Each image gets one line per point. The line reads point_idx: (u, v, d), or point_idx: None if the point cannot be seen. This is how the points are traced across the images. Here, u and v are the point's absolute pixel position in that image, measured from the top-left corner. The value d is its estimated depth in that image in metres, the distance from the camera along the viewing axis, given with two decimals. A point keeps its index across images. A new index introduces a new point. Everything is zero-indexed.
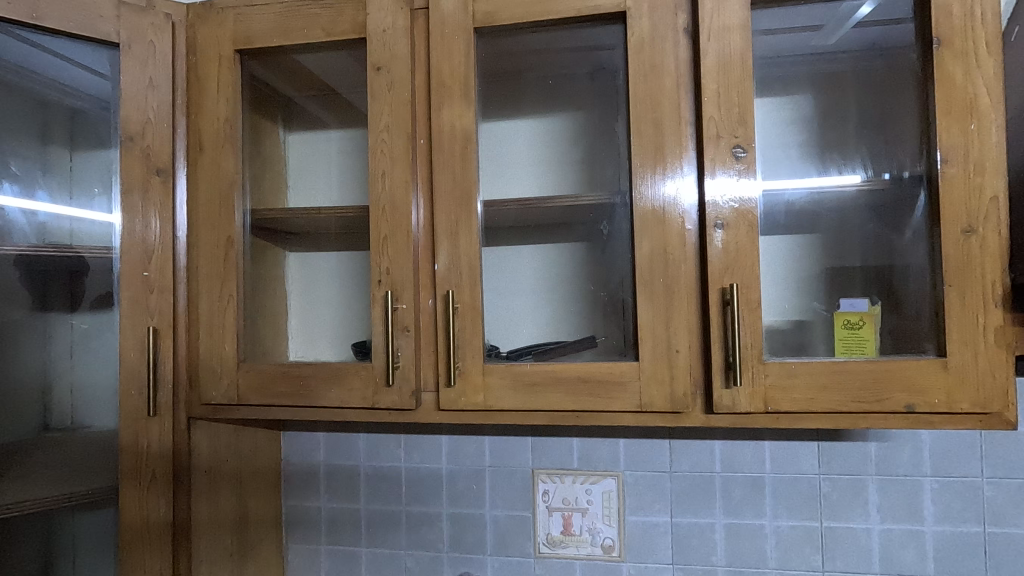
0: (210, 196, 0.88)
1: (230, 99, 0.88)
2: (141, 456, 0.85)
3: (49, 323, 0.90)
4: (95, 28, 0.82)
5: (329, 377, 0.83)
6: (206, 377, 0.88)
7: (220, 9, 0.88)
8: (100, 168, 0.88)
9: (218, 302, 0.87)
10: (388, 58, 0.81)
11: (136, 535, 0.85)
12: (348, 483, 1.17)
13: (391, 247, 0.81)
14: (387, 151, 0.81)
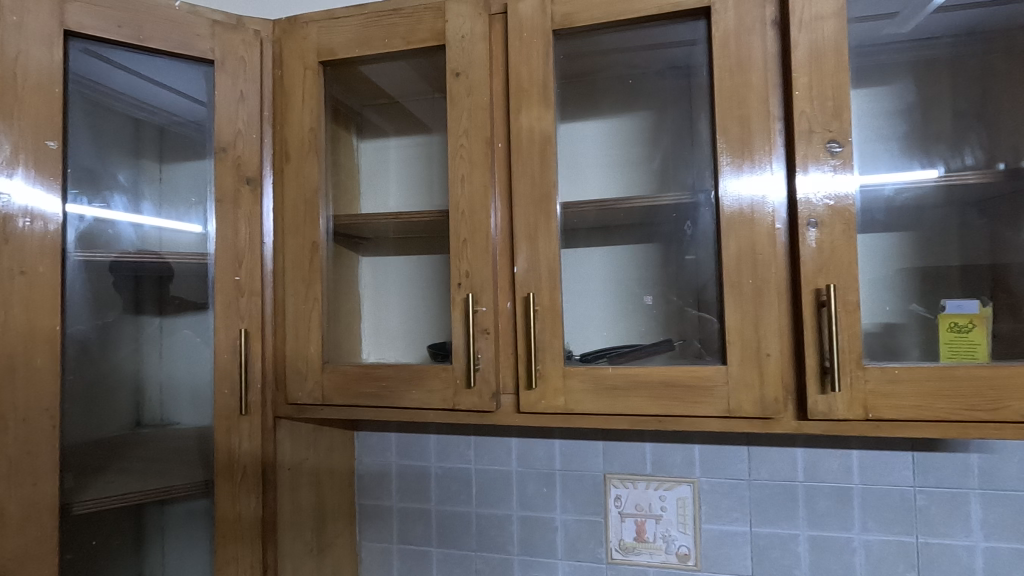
0: (296, 203, 0.91)
1: (315, 109, 0.91)
2: (234, 453, 0.89)
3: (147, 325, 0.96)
4: (192, 46, 0.87)
5: (410, 378, 0.85)
6: (292, 378, 0.91)
7: (304, 23, 0.92)
8: (195, 179, 0.94)
9: (303, 305, 0.91)
10: (467, 64, 0.83)
11: (230, 528, 0.89)
12: (419, 483, 1.19)
13: (470, 250, 0.82)
14: (466, 156, 0.82)
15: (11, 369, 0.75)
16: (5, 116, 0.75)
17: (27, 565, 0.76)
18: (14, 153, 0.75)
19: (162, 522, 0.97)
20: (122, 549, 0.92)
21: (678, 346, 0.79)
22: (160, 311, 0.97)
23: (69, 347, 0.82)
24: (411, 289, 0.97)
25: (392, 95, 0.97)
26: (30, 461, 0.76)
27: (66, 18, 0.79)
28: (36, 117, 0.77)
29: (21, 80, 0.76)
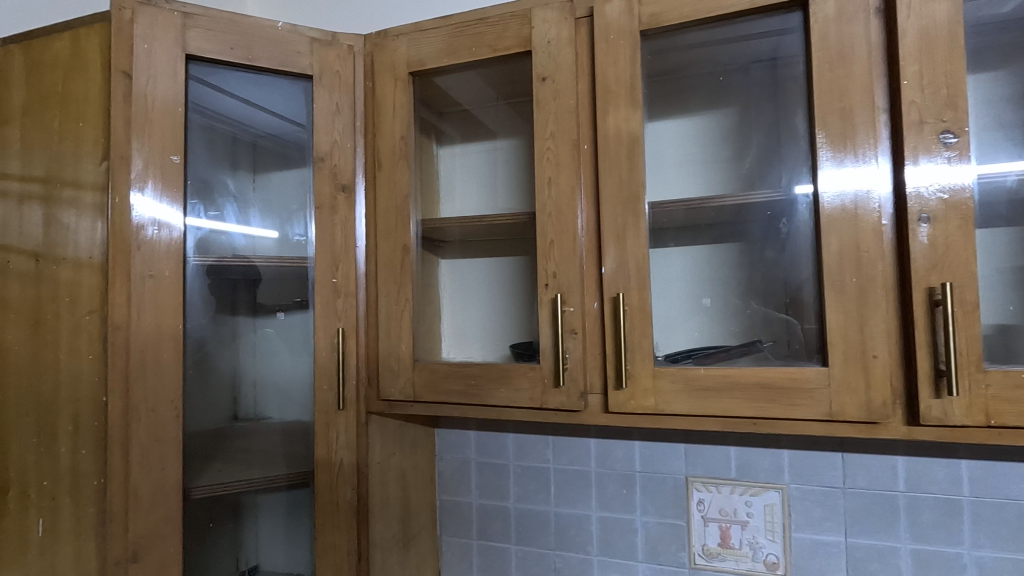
0: (387, 209, 0.95)
1: (405, 118, 0.95)
2: (331, 445, 0.95)
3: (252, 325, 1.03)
4: (294, 63, 0.93)
5: (498, 377, 0.87)
6: (385, 375, 0.95)
7: (394, 36, 0.96)
8: (297, 187, 0.99)
9: (395, 306, 0.95)
10: (553, 68, 0.84)
11: (329, 516, 0.94)
12: (497, 481, 1.21)
13: (557, 251, 0.83)
14: (553, 159, 0.84)
15: (143, 362, 0.83)
16: (138, 135, 0.83)
17: (156, 542, 0.83)
18: (145, 168, 0.83)
19: (263, 509, 1.04)
20: (229, 534, 1.00)
21: (770, 347, 0.78)
22: (254, 314, 1.01)
23: (190, 345, 0.89)
24: (495, 290, 1.00)
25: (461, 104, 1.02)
26: (158, 449, 0.84)
27: (187, 44, 0.86)
28: (162, 135, 0.84)
29: (151, 102, 0.84)
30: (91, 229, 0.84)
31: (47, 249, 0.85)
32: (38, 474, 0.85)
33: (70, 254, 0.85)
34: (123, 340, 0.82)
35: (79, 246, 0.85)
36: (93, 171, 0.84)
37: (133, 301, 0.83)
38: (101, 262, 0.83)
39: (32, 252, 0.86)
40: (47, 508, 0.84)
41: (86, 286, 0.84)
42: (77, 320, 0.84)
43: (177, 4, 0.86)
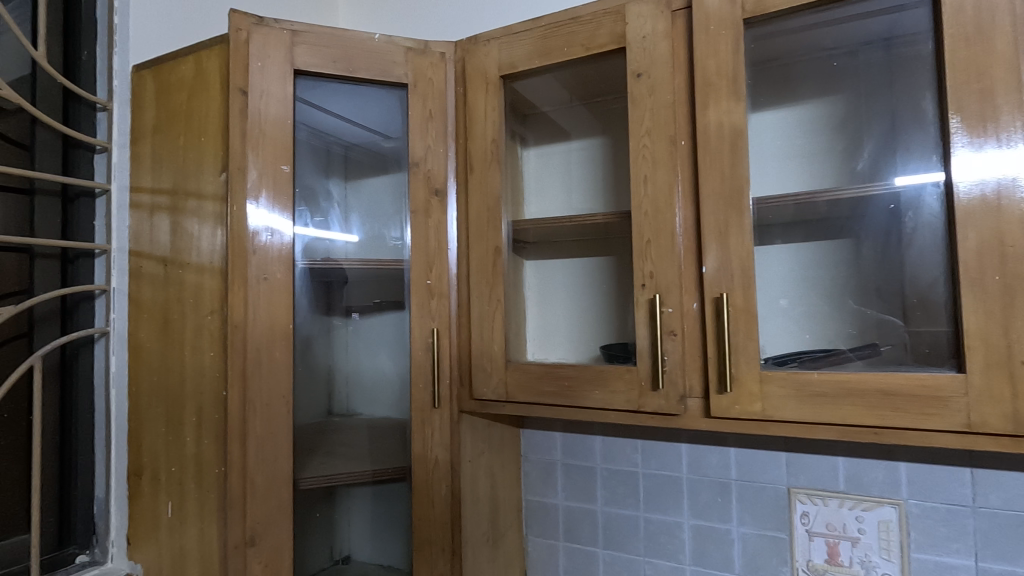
0: (479, 211, 0.97)
1: (496, 120, 0.96)
2: (427, 442, 0.98)
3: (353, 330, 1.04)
4: (390, 73, 0.97)
5: (593, 378, 0.86)
6: (477, 374, 0.97)
7: (484, 41, 0.98)
8: (392, 194, 1.03)
9: (487, 306, 0.96)
10: (648, 63, 0.82)
11: (426, 510, 0.97)
12: (584, 483, 1.20)
13: (655, 251, 0.81)
14: (649, 156, 0.82)
15: (258, 360, 0.88)
16: (253, 148, 0.89)
17: (271, 528, 0.89)
18: (259, 179, 0.89)
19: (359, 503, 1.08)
20: (334, 532, 1.03)
21: (857, 351, 0.75)
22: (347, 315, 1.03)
23: (300, 344, 0.94)
24: (585, 291, 1.00)
25: (537, 107, 1.03)
26: (271, 441, 0.89)
27: (295, 60, 0.91)
28: (273, 148, 0.90)
29: (264, 116, 0.89)
30: (211, 236, 0.90)
31: (174, 256, 0.96)
32: (170, 460, 0.96)
33: (193, 260, 0.93)
34: (240, 338, 0.87)
35: (202, 252, 0.92)
36: (213, 182, 0.90)
37: (249, 302, 0.88)
38: (220, 267, 0.89)
39: (163, 259, 0.97)
40: (176, 490, 0.95)
41: (208, 289, 0.91)
42: (200, 320, 0.92)
43: (286, 23, 0.91)
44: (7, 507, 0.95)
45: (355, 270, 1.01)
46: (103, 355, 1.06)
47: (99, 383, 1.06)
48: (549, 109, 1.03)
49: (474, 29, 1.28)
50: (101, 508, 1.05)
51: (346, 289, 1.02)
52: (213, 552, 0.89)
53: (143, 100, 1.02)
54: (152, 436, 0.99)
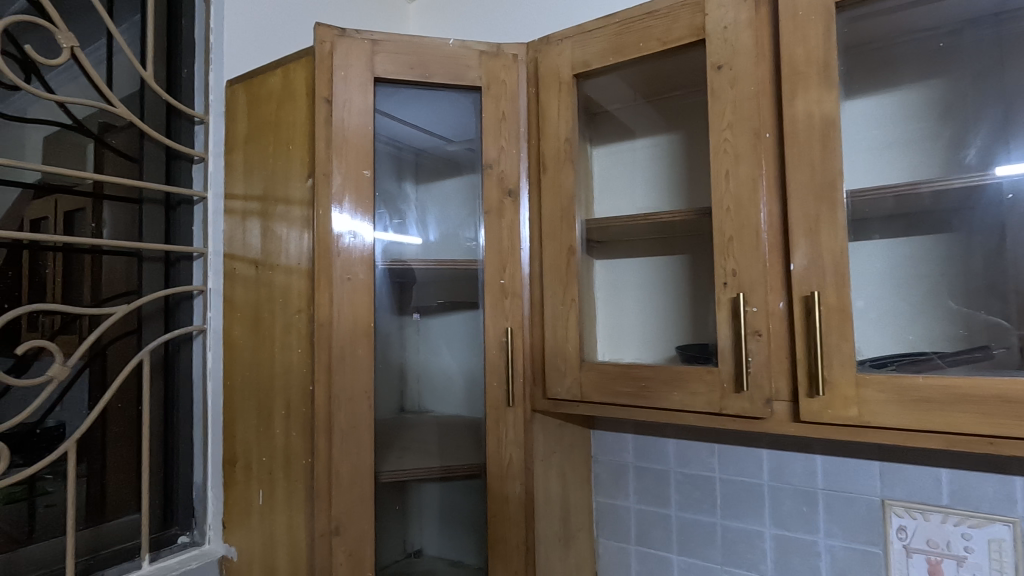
0: (552, 211, 0.97)
1: (570, 120, 0.96)
2: (501, 440, 0.99)
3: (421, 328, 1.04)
4: (465, 76, 0.99)
5: (671, 379, 0.84)
6: (551, 374, 0.97)
7: (557, 41, 0.98)
8: (465, 195, 1.04)
9: (561, 305, 0.96)
10: (730, 55, 0.80)
11: (500, 507, 0.99)
12: (658, 486, 1.17)
13: (737, 248, 0.79)
14: (731, 150, 0.79)
15: (342, 356, 0.92)
16: (336, 155, 0.93)
17: (354, 519, 0.92)
18: (343, 185, 0.93)
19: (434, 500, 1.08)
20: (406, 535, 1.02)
21: (947, 358, 0.70)
22: (416, 314, 1.04)
23: (381, 341, 0.98)
24: (666, 287, 0.99)
25: (604, 106, 1.03)
26: (354, 434, 0.93)
27: (375, 68, 0.95)
28: (355, 153, 0.94)
29: (346, 123, 0.93)
30: (299, 239, 0.95)
31: (265, 258, 1.02)
32: (261, 450, 1.02)
33: (282, 262, 0.98)
34: (327, 335, 0.92)
35: (290, 255, 0.97)
36: (300, 188, 0.96)
37: (334, 302, 0.92)
38: (308, 268, 0.93)
39: (255, 261, 1.03)
40: (267, 479, 1.01)
41: (296, 289, 0.96)
42: (289, 318, 0.97)
43: (367, 33, 0.95)
44: (120, 488, 1.04)
45: (431, 270, 1.03)
46: (201, 351, 1.14)
47: (198, 377, 1.14)
48: (611, 109, 1.03)
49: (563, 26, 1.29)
50: (200, 493, 1.13)
51: (416, 289, 1.03)
52: (301, 539, 0.94)
53: (236, 113, 1.09)
54: (245, 427, 1.05)
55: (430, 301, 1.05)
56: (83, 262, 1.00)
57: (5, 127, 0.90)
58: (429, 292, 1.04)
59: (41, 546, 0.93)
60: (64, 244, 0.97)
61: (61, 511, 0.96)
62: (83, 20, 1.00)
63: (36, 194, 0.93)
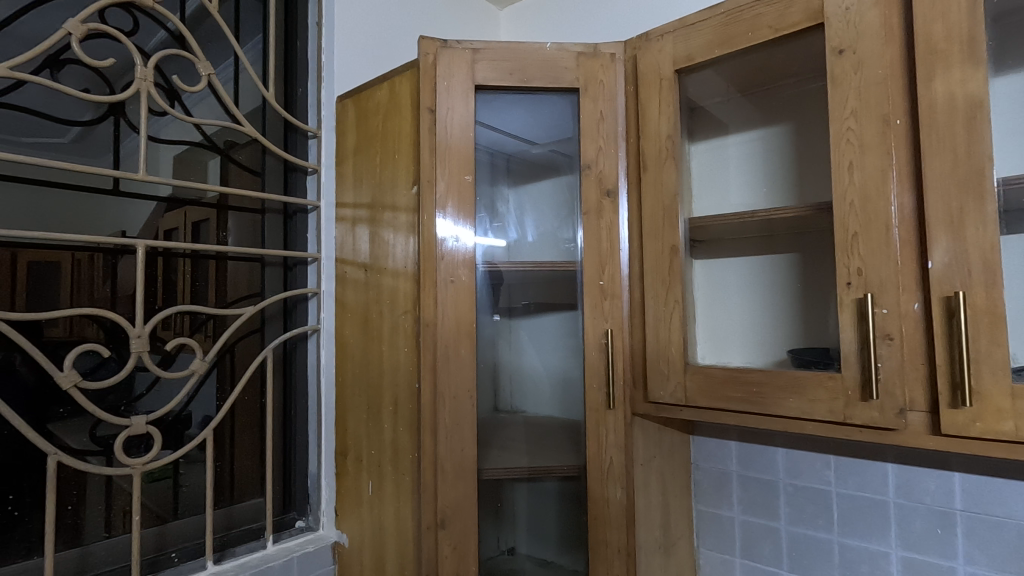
0: (654, 210, 0.95)
1: (672, 117, 0.94)
2: (602, 442, 0.98)
3: (511, 328, 1.04)
4: (563, 79, 0.99)
5: (787, 385, 0.80)
6: (653, 377, 0.95)
7: (657, 37, 0.96)
8: (563, 197, 1.04)
9: (663, 307, 0.94)
10: (854, 38, 0.74)
11: (602, 510, 0.98)
12: (765, 498, 1.11)
13: (863, 244, 0.73)
14: (855, 140, 0.74)
15: (447, 356, 0.96)
16: (440, 162, 0.96)
17: (459, 514, 0.95)
18: (446, 193, 0.96)
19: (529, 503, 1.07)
20: (502, 535, 1.02)
21: None
22: (511, 315, 1.04)
23: (483, 342, 1.00)
24: (781, 288, 0.96)
25: (698, 103, 1.00)
26: (458, 431, 0.95)
27: (476, 76, 0.97)
28: (457, 160, 0.96)
29: (449, 131, 0.96)
30: (405, 244, 1.00)
31: (373, 263, 1.08)
32: (371, 444, 1.08)
33: (390, 266, 1.04)
34: (432, 336, 0.95)
35: (397, 259, 1.02)
36: (406, 196, 1.00)
37: (438, 303, 0.96)
38: (414, 272, 0.98)
39: (364, 266, 1.10)
40: (376, 471, 1.06)
41: (402, 292, 1.01)
42: (396, 320, 1.02)
43: (467, 43, 0.98)
44: (247, 474, 1.14)
45: (528, 272, 1.03)
46: (315, 350, 1.22)
47: (312, 374, 1.23)
48: (707, 104, 1.00)
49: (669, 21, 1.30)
50: (314, 482, 1.22)
51: (508, 290, 1.03)
52: (408, 529, 0.99)
53: (346, 127, 1.17)
54: (356, 421, 1.12)
55: (519, 300, 1.04)
56: (209, 267, 1.09)
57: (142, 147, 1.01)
58: (521, 292, 1.04)
59: (185, 522, 1.04)
60: (192, 251, 1.06)
61: (200, 492, 1.06)
62: (215, 48, 1.11)
63: (168, 207, 1.03)
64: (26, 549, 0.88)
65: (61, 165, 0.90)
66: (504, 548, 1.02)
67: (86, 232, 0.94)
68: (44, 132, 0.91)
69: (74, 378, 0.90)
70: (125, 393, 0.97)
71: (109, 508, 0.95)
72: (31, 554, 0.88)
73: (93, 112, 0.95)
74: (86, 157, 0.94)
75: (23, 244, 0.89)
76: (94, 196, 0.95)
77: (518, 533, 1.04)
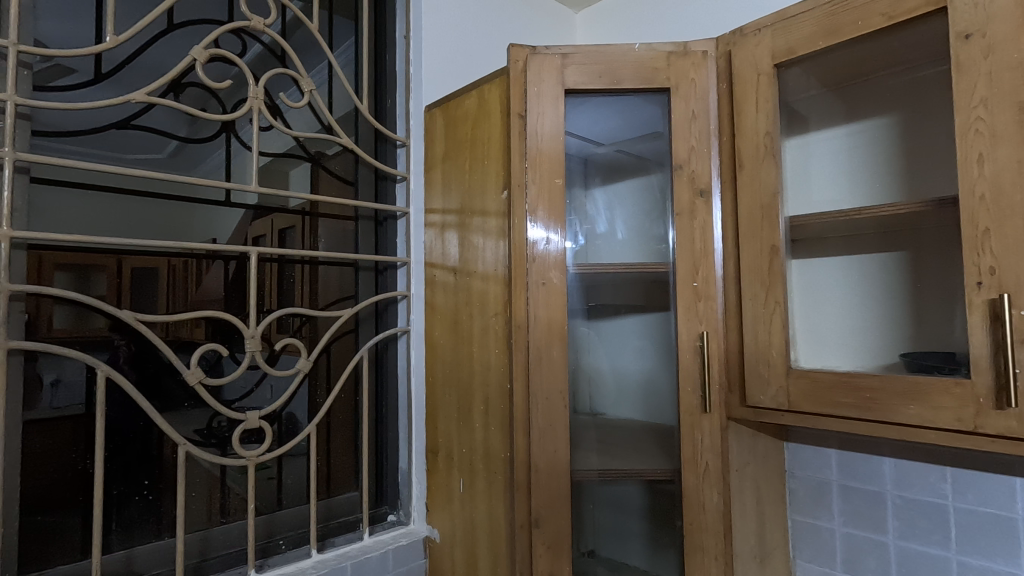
0: (751, 209, 0.93)
1: (771, 113, 0.91)
2: (696, 446, 0.96)
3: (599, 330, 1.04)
4: (653, 79, 0.98)
5: (907, 391, 0.76)
6: (753, 381, 0.93)
7: (754, 31, 0.94)
8: (652, 198, 1.03)
9: (763, 309, 0.92)
10: (983, 21, 0.69)
11: (697, 515, 0.96)
12: (870, 509, 1.06)
13: (996, 241, 0.68)
14: (986, 130, 0.69)
15: (539, 358, 0.97)
16: (530, 167, 0.98)
17: (553, 514, 0.96)
18: (537, 197, 0.97)
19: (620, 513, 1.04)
20: (592, 537, 1.02)
21: None
22: (597, 317, 1.04)
23: (574, 343, 1.00)
24: (894, 287, 0.91)
25: (796, 98, 0.96)
26: (551, 432, 0.96)
27: (566, 80, 0.98)
28: (548, 164, 0.98)
29: (539, 136, 0.98)
30: (495, 248, 1.03)
31: (463, 266, 1.11)
32: (462, 442, 1.11)
33: (479, 269, 1.07)
34: (524, 337, 0.97)
35: (487, 262, 1.05)
36: (496, 201, 1.03)
37: (530, 304, 0.97)
38: (504, 274, 1.00)
39: (454, 269, 1.13)
40: (467, 469, 1.09)
41: (493, 294, 1.03)
42: (487, 322, 1.05)
43: (556, 48, 0.99)
44: (344, 468, 1.20)
45: (618, 274, 1.03)
46: (405, 351, 1.27)
47: (402, 374, 1.28)
48: (806, 97, 0.97)
49: (751, 17, 1.26)
50: (405, 478, 1.26)
51: (597, 292, 1.03)
52: (501, 526, 1.02)
53: (435, 135, 1.21)
54: (447, 420, 1.15)
55: (608, 302, 1.04)
56: (298, 271, 1.14)
57: (240, 157, 1.06)
58: (609, 293, 1.04)
59: (290, 511, 1.11)
60: (279, 256, 1.11)
61: (303, 483, 1.13)
62: (314, 65, 1.18)
63: (255, 215, 1.08)
64: (156, 530, 0.96)
65: (166, 178, 0.96)
66: (590, 550, 1.01)
67: (180, 238, 0.99)
68: (148, 148, 0.97)
69: (199, 375, 0.97)
70: (230, 391, 1.03)
71: (222, 496, 1.02)
72: (160, 534, 0.96)
73: (187, 130, 1.01)
74: (179, 169, 0.99)
75: (127, 250, 0.93)
76: (195, 206, 1.01)
77: (606, 535, 1.03)
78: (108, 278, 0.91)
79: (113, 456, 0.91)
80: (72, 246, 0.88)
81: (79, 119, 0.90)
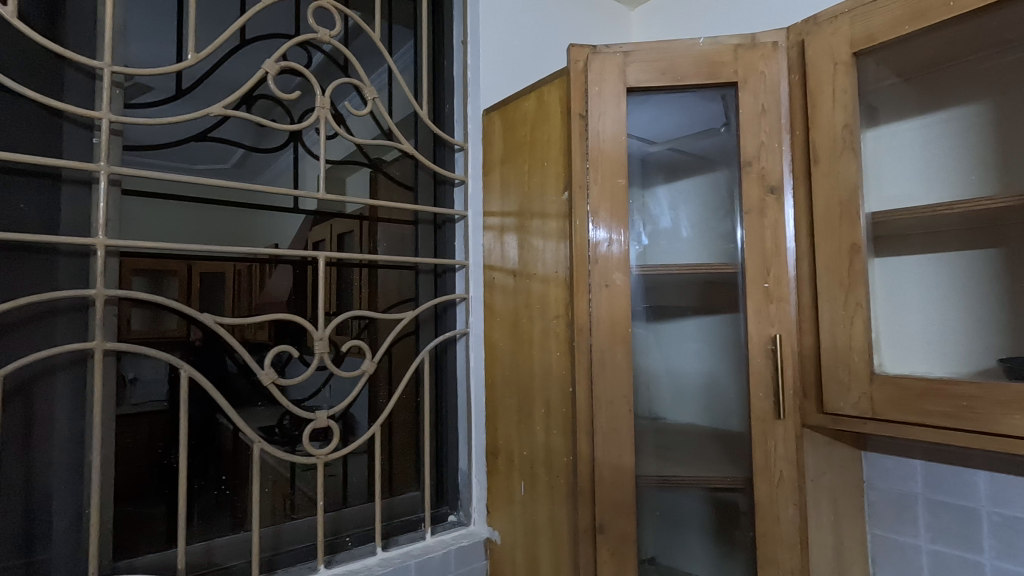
0: (828, 206, 0.89)
1: (849, 104, 0.86)
2: (769, 454, 0.92)
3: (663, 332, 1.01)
4: (719, 73, 0.95)
5: (1010, 400, 0.70)
6: (831, 387, 0.88)
7: (830, 19, 0.89)
8: (719, 196, 1.00)
9: (841, 310, 0.87)
10: None
11: (770, 527, 0.92)
12: (961, 525, 0.98)
13: None
14: None
15: (602, 361, 0.95)
16: (592, 167, 0.96)
17: (617, 520, 0.94)
18: (599, 198, 0.96)
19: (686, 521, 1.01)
20: (657, 545, 0.99)
21: None
22: (660, 319, 1.01)
23: (637, 346, 0.98)
24: (989, 287, 0.85)
25: (877, 86, 0.91)
26: (615, 436, 0.95)
27: (628, 78, 0.96)
28: (610, 164, 0.96)
29: (600, 137, 0.96)
30: (556, 249, 1.02)
31: (523, 268, 1.11)
32: (523, 445, 1.11)
33: (540, 271, 1.06)
34: (586, 340, 0.96)
35: (548, 264, 1.04)
36: (557, 202, 1.02)
37: (592, 306, 0.96)
38: (566, 276, 1.00)
39: (513, 271, 1.13)
40: (528, 472, 1.09)
41: (554, 296, 1.03)
42: (548, 324, 1.04)
43: (617, 46, 0.97)
44: (406, 467, 1.22)
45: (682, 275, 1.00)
46: (464, 352, 1.28)
47: (461, 375, 1.29)
48: (888, 86, 0.91)
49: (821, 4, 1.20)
50: (465, 479, 1.27)
51: (661, 294, 1.01)
52: (564, 530, 1.01)
53: (493, 138, 1.22)
54: (507, 422, 1.15)
55: (672, 304, 1.01)
56: (360, 274, 1.17)
57: (308, 166, 1.10)
58: (674, 294, 1.01)
59: (355, 509, 1.14)
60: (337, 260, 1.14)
61: (367, 482, 1.16)
62: (376, 74, 1.21)
63: (315, 221, 1.11)
64: (233, 524, 1.00)
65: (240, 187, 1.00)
66: (655, 558, 0.98)
67: (246, 244, 1.03)
68: (223, 159, 1.02)
69: (273, 375, 1.01)
70: (298, 391, 1.07)
71: (292, 492, 1.06)
72: (237, 528, 1.01)
73: (256, 139, 1.05)
74: (251, 179, 1.04)
75: (200, 256, 0.98)
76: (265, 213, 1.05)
77: (671, 544, 1.00)
78: (182, 283, 0.96)
79: (195, 452, 0.96)
80: (155, 253, 0.94)
81: (162, 134, 0.95)
